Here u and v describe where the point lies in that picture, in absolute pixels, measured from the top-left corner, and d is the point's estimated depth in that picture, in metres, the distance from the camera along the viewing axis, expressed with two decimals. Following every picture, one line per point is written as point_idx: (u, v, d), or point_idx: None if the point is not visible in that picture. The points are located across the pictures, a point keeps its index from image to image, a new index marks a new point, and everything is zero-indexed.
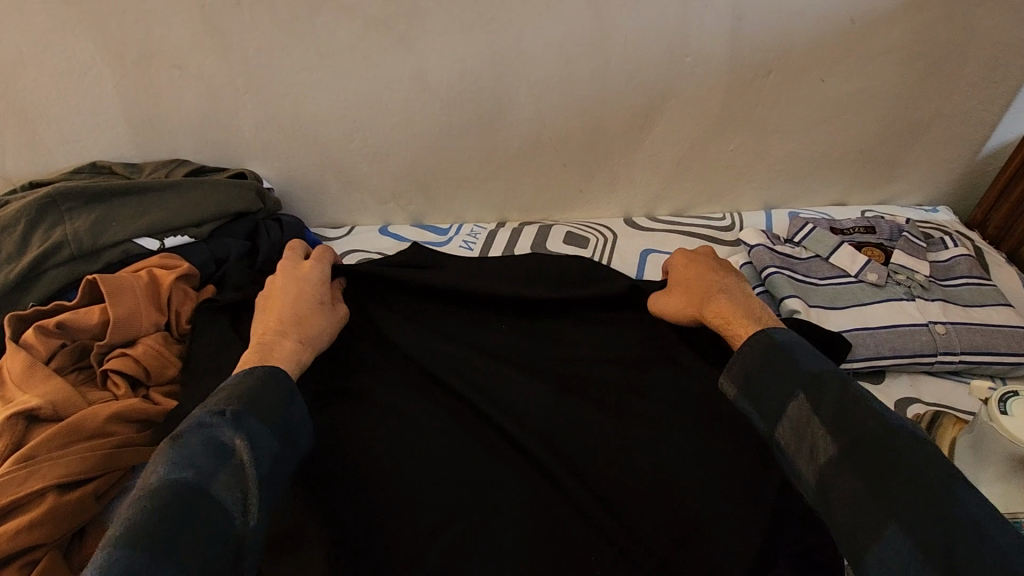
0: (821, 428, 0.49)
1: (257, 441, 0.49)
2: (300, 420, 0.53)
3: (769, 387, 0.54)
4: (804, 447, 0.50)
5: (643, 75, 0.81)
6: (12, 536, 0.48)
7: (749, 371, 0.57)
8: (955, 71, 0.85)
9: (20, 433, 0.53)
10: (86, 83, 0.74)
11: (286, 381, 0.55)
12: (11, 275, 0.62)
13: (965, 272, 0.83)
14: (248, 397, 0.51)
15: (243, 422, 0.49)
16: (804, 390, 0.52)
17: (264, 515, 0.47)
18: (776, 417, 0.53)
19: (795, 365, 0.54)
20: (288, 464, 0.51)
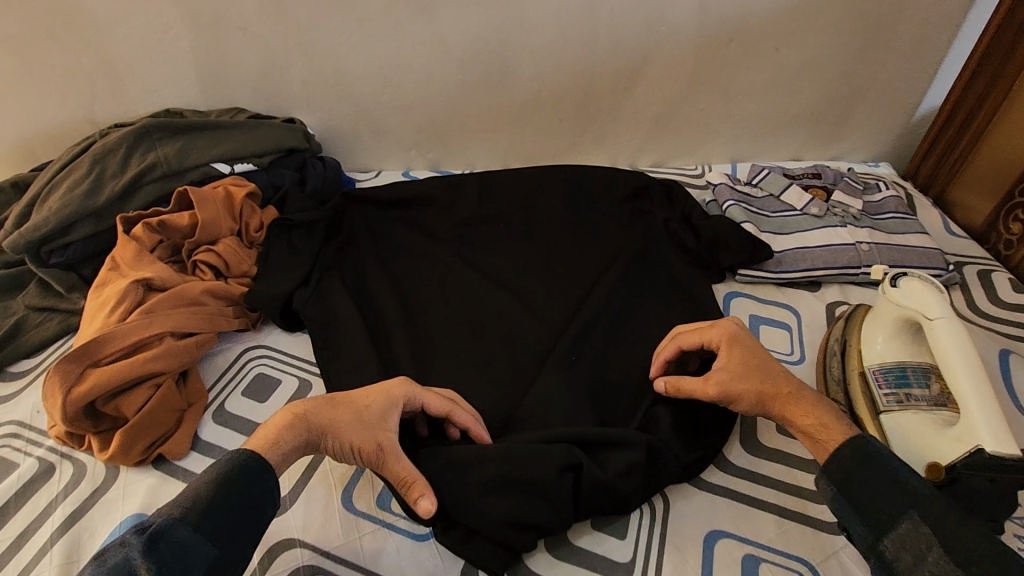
0: (943, 557, 0.47)
1: (176, 560, 0.44)
2: (255, 511, 0.50)
3: (879, 499, 0.52)
4: (921, 568, 0.48)
5: (626, 41, 0.97)
6: (144, 362, 0.64)
7: (850, 472, 0.54)
8: (887, 43, 1.02)
9: (140, 296, 0.69)
10: (168, 41, 0.90)
11: (258, 468, 0.51)
12: (118, 187, 0.78)
13: (893, 209, 1.00)
14: (190, 499, 0.48)
15: (162, 540, 0.44)
16: (920, 509, 0.49)
17: None
18: (881, 528, 0.51)
19: (903, 479, 0.52)
20: (233, 568, 0.47)
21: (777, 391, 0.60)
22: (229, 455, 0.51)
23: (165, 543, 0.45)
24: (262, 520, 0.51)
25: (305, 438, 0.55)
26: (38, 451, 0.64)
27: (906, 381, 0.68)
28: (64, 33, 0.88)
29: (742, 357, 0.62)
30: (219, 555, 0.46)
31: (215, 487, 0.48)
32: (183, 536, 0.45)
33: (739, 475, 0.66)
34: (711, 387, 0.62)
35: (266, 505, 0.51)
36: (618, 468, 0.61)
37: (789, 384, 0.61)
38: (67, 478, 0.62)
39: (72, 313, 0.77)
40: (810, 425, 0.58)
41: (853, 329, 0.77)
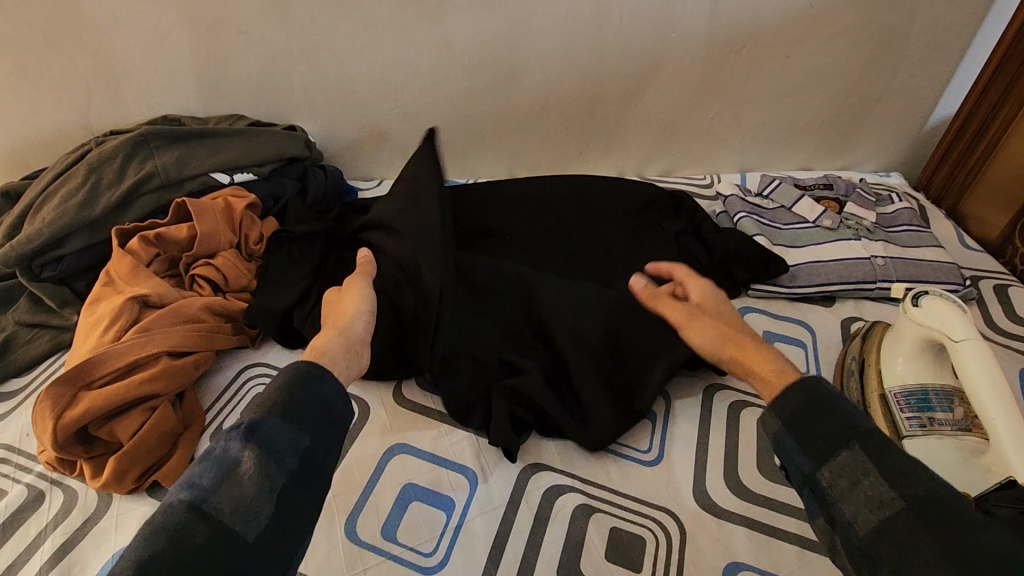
0: (882, 484, 0.42)
1: (273, 453, 0.43)
2: (333, 409, 0.48)
3: (819, 430, 0.46)
4: (858, 496, 0.43)
5: (636, 47, 0.95)
6: (139, 385, 0.61)
7: (792, 405, 0.47)
8: (901, 50, 1.00)
9: (135, 313, 0.66)
10: (167, 46, 0.88)
11: (320, 373, 0.48)
12: (114, 197, 0.76)
13: (907, 221, 0.97)
14: (277, 398, 0.45)
15: (256, 435, 0.43)
16: (860, 440, 0.44)
17: (288, 522, 0.43)
18: (821, 456, 0.45)
19: (843, 406, 0.46)
20: (326, 458, 0.46)
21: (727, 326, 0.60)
22: (291, 363, 0.48)
23: (257, 440, 0.43)
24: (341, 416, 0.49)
25: (347, 340, 0.57)
26: (27, 477, 0.62)
27: (929, 404, 0.66)
28: (58, 36, 0.86)
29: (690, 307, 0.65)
30: (310, 450, 0.45)
31: (293, 388, 0.46)
32: (276, 433, 0.44)
33: (756, 502, 0.64)
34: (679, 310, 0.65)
35: (342, 403, 0.49)
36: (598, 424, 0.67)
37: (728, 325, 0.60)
38: (58, 506, 0.59)
39: (64, 329, 0.74)
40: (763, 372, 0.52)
41: (871, 349, 0.74)
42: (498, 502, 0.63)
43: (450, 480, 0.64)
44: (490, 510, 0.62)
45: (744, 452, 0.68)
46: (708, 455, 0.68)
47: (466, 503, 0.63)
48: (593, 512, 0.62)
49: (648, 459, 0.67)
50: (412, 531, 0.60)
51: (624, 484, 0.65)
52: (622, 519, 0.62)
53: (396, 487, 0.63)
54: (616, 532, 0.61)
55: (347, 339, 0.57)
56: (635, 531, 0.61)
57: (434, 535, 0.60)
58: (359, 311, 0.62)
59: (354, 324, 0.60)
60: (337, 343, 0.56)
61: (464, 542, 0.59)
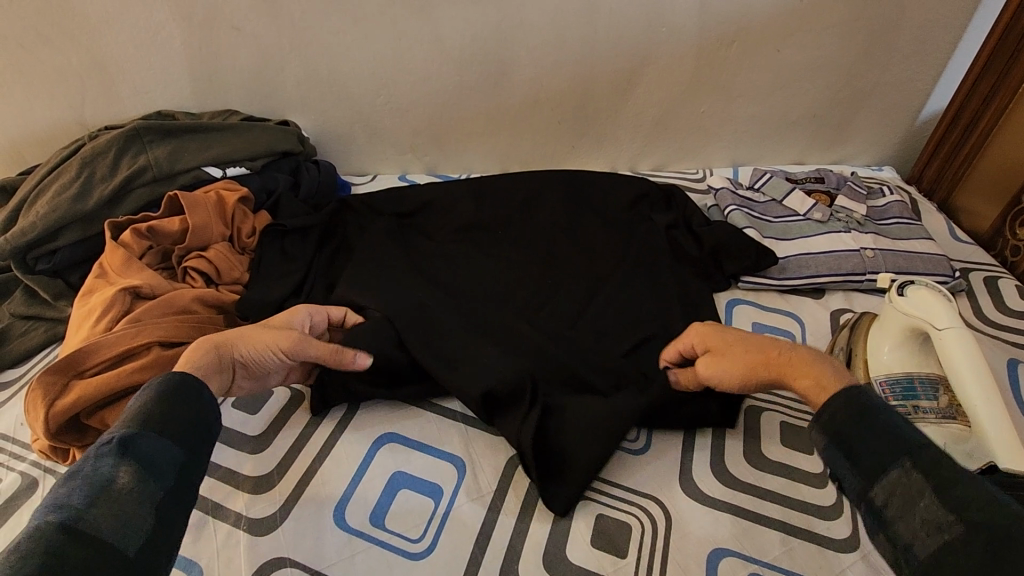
0: (938, 504, 0.41)
1: (150, 462, 0.45)
2: (204, 427, 0.51)
3: (869, 446, 0.46)
4: (914, 516, 0.42)
5: (626, 41, 0.96)
6: (130, 373, 0.62)
7: (840, 419, 0.49)
8: (891, 44, 1.00)
9: (127, 304, 0.67)
10: (160, 41, 0.89)
11: (198, 387, 0.53)
12: (107, 191, 0.76)
13: (897, 213, 0.98)
14: (146, 415, 0.48)
15: (131, 448, 0.45)
16: (911, 456, 0.44)
17: (167, 535, 0.44)
18: (872, 475, 0.45)
19: (893, 425, 0.46)
20: (197, 472, 0.49)
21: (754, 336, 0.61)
22: (163, 376, 0.52)
23: (133, 452, 0.45)
24: (209, 435, 0.52)
25: (215, 356, 0.59)
26: (21, 466, 0.62)
27: (914, 393, 0.67)
28: (52, 33, 0.87)
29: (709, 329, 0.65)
30: (186, 460, 0.48)
31: (166, 400, 0.49)
32: (153, 443, 0.46)
33: (741, 489, 0.64)
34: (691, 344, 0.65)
35: (214, 416, 0.53)
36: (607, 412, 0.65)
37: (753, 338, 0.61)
38: (51, 493, 0.60)
39: (58, 321, 0.75)
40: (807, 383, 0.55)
41: (858, 339, 0.75)
42: (485, 490, 0.63)
43: (438, 468, 0.65)
44: (477, 497, 0.63)
45: (731, 440, 0.69)
46: (695, 444, 0.68)
47: (455, 491, 0.63)
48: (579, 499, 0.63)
49: (635, 447, 0.68)
50: (399, 518, 0.61)
51: (611, 472, 0.65)
52: (609, 506, 0.62)
53: (385, 475, 0.64)
54: (602, 519, 0.61)
55: (215, 357, 0.58)
56: (620, 518, 0.61)
57: (421, 522, 0.60)
58: (252, 349, 0.61)
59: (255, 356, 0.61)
60: (205, 360, 0.57)
61: (451, 529, 0.60)
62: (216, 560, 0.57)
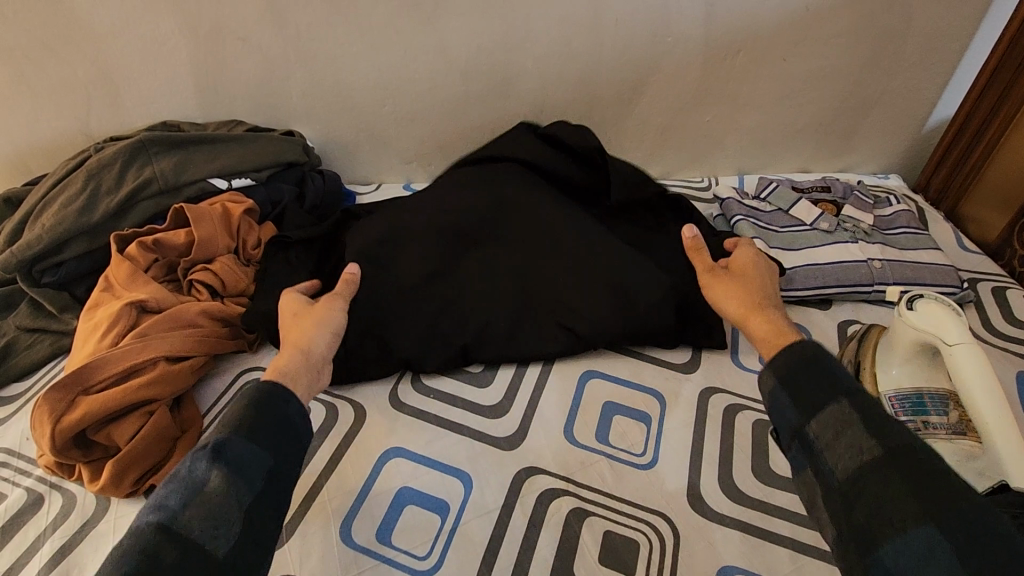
0: (865, 433, 0.45)
1: (240, 469, 0.46)
2: (294, 431, 0.52)
3: (811, 386, 0.50)
4: (841, 445, 0.46)
5: (632, 52, 0.95)
6: (136, 390, 0.61)
7: (789, 365, 0.53)
8: (898, 53, 0.99)
9: (133, 318, 0.67)
10: (166, 53, 0.89)
11: (284, 394, 0.53)
12: (112, 203, 0.76)
13: (905, 223, 0.97)
14: (239, 419, 0.49)
15: (222, 453, 0.46)
16: (850, 396, 0.48)
17: (258, 539, 0.46)
18: (810, 410, 0.49)
19: (835, 369, 0.50)
20: (288, 477, 0.50)
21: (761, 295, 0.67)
22: (257, 381, 0.54)
23: (223, 458, 0.46)
24: (300, 439, 0.53)
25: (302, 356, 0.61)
26: (26, 481, 0.62)
27: (924, 408, 0.67)
28: (58, 45, 0.87)
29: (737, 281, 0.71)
30: (276, 465, 0.49)
31: (255, 407, 0.50)
32: (242, 449, 0.47)
33: (750, 506, 0.64)
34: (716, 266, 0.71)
35: (302, 422, 0.54)
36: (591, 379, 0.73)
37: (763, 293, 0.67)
38: (57, 509, 0.60)
39: (64, 334, 0.75)
40: (765, 336, 0.59)
41: (866, 353, 0.74)
42: (491, 506, 0.63)
43: (444, 484, 0.65)
44: (484, 513, 0.62)
45: (739, 455, 0.68)
46: (703, 459, 0.68)
47: (462, 507, 0.63)
48: (587, 516, 0.62)
49: (643, 462, 0.67)
50: (406, 535, 0.60)
51: (618, 488, 0.65)
52: (616, 523, 0.62)
53: (391, 492, 0.64)
54: (610, 537, 0.61)
55: (304, 360, 0.61)
56: (628, 535, 0.61)
57: (428, 539, 0.60)
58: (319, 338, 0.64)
59: (315, 344, 0.63)
60: (294, 363, 0.59)
61: (458, 546, 0.60)
62: None
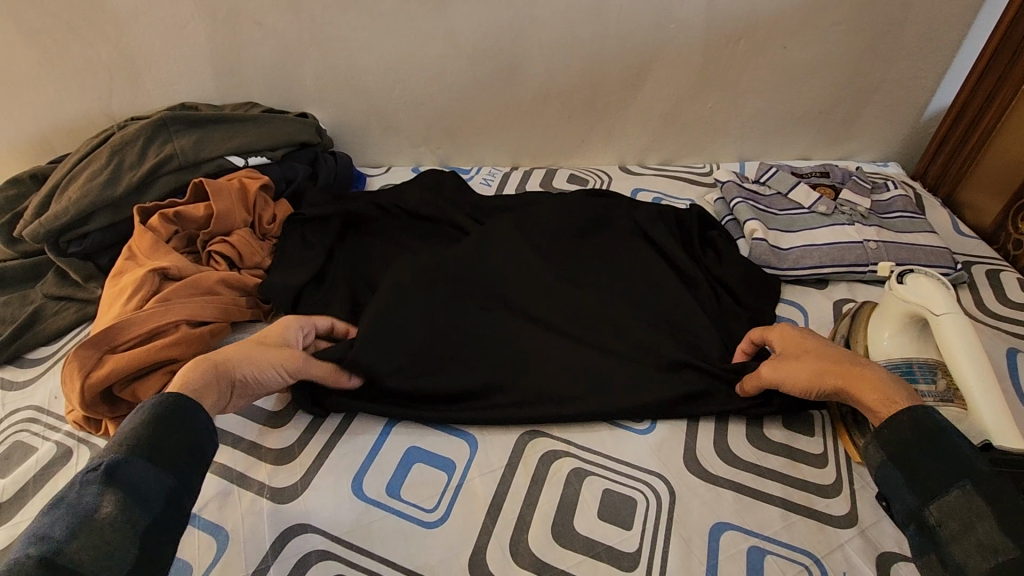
0: (997, 530, 0.47)
1: (135, 489, 0.47)
2: (199, 449, 0.53)
3: (926, 469, 0.53)
4: (968, 536, 0.48)
5: (636, 38, 0.98)
6: (159, 350, 0.65)
7: (902, 442, 0.55)
8: (896, 41, 1.02)
9: (156, 285, 0.70)
10: (186, 36, 0.92)
11: (188, 410, 0.53)
12: (135, 177, 0.80)
13: (900, 207, 0.99)
14: (139, 441, 0.50)
15: (117, 475, 0.47)
16: (975, 483, 0.50)
17: (151, 558, 0.46)
18: (932, 495, 0.52)
19: (956, 450, 0.52)
20: (187, 497, 0.51)
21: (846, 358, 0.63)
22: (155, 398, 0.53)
23: (117, 480, 0.47)
24: (205, 455, 0.54)
25: (213, 377, 0.58)
26: (56, 436, 0.66)
27: (913, 376, 0.68)
28: (83, 27, 0.90)
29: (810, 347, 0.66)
30: (175, 486, 0.50)
31: (156, 427, 0.51)
32: (138, 470, 0.48)
33: (743, 468, 0.66)
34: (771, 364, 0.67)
35: (208, 438, 0.54)
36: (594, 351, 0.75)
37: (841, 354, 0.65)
38: (85, 461, 0.63)
39: (88, 301, 0.78)
40: (876, 399, 0.58)
41: (858, 327, 0.77)
42: (496, 464, 0.66)
43: (450, 444, 0.68)
44: (489, 471, 0.65)
45: (733, 422, 0.71)
46: (698, 426, 0.70)
47: (467, 465, 0.66)
48: (587, 475, 0.65)
49: (641, 427, 0.70)
50: (415, 490, 0.63)
51: (617, 450, 0.68)
52: (615, 482, 0.65)
53: (400, 451, 0.67)
54: (609, 494, 0.64)
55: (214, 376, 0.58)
56: (626, 492, 0.64)
57: (436, 493, 0.63)
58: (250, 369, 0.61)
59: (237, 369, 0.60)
60: (201, 380, 0.57)
61: (464, 500, 0.63)
62: (241, 525, 0.60)
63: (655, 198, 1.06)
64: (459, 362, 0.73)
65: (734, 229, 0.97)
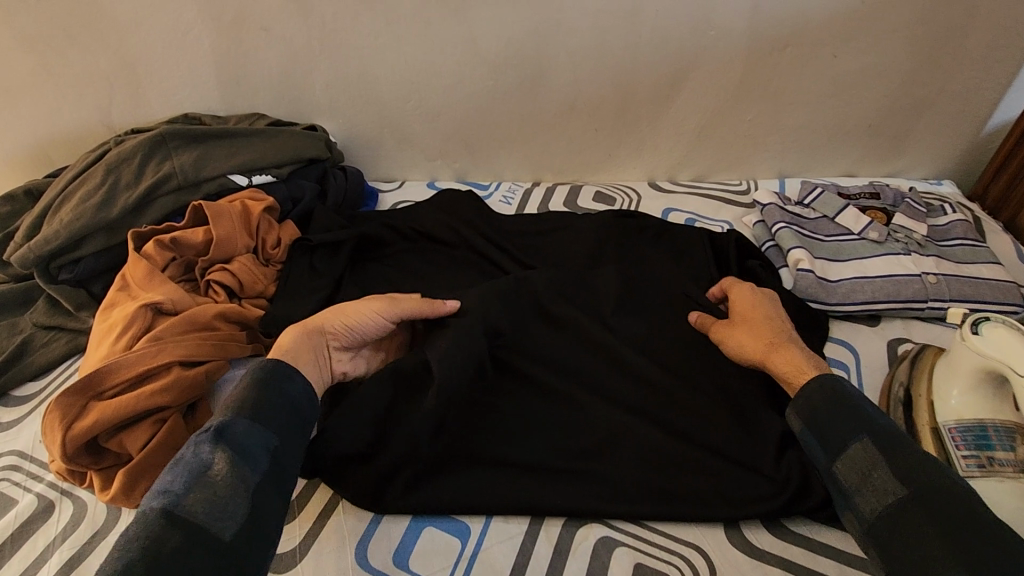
0: (891, 474, 0.48)
1: (244, 447, 0.49)
2: (298, 411, 0.55)
3: (835, 428, 0.53)
4: (869, 487, 0.49)
5: (673, 45, 0.90)
6: (148, 396, 0.59)
7: (817, 404, 0.55)
8: (959, 49, 0.92)
9: (148, 321, 0.65)
10: (189, 43, 0.86)
11: (285, 373, 0.56)
12: (131, 199, 0.74)
13: (960, 234, 0.90)
14: (243, 404, 0.52)
15: (226, 434, 0.49)
16: (874, 435, 0.50)
17: (268, 513, 0.48)
18: (836, 451, 0.52)
19: (866, 411, 0.52)
20: (291, 457, 0.53)
21: (781, 331, 0.66)
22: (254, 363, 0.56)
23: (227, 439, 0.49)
24: (304, 418, 0.56)
25: (308, 337, 0.63)
26: (38, 487, 0.61)
27: (987, 442, 0.60)
28: (81, 34, 0.85)
29: (754, 318, 0.68)
30: (279, 446, 0.52)
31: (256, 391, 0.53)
32: (244, 430, 0.50)
33: (793, 541, 0.59)
34: (721, 330, 0.69)
35: (305, 401, 0.57)
36: (623, 397, 0.67)
37: (783, 326, 0.67)
38: (66, 518, 0.58)
39: (80, 332, 0.73)
40: (788, 372, 0.61)
41: (921, 376, 0.70)
42: (515, 531, 0.60)
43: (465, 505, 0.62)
44: (506, 539, 0.59)
45: None
46: None
47: (483, 531, 0.60)
48: (616, 546, 0.59)
49: None
50: (425, 559, 0.57)
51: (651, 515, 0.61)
52: (648, 555, 0.58)
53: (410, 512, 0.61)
54: (641, 569, 0.57)
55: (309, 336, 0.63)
56: (660, 568, 0.57)
57: (448, 564, 0.57)
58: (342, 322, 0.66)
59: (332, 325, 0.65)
60: (296, 340, 0.62)
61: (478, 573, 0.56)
62: None
63: (688, 219, 0.98)
64: (474, 409, 0.66)
65: (776, 256, 0.89)
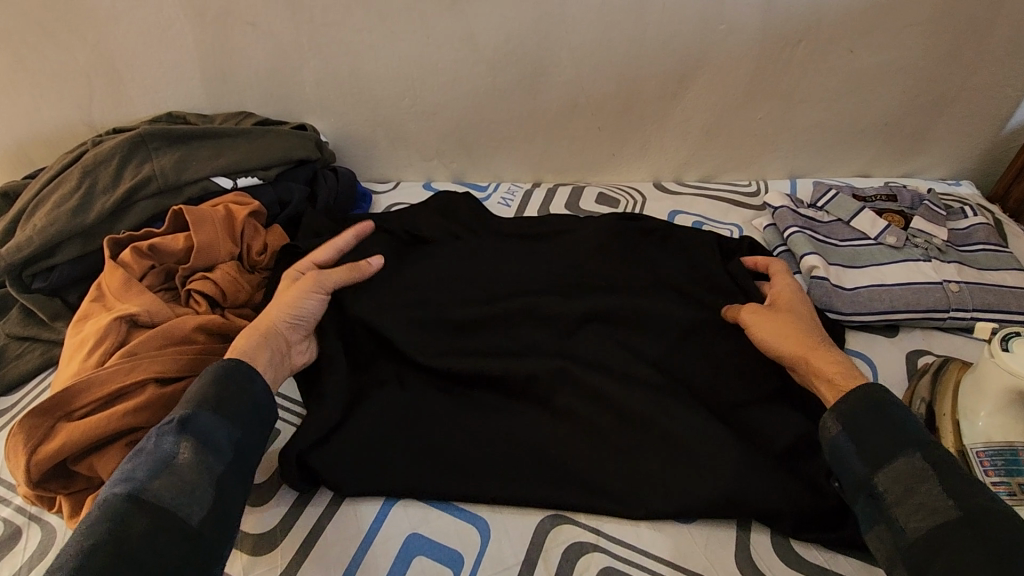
0: (940, 491, 0.44)
1: (206, 440, 0.48)
2: (265, 404, 0.54)
3: (877, 437, 0.49)
4: (913, 501, 0.45)
5: (680, 41, 0.86)
6: (119, 417, 0.55)
7: (854, 409, 0.52)
8: (983, 45, 0.87)
9: (123, 335, 0.61)
10: (171, 38, 0.82)
11: (249, 372, 0.54)
12: (108, 204, 0.70)
13: (982, 239, 0.85)
14: (206, 397, 0.51)
15: (188, 426, 0.48)
16: (923, 449, 0.47)
17: (231, 503, 0.48)
18: (878, 461, 0.48)
19: (907, 422, 0.49)
20: (255, 448, 0.52)
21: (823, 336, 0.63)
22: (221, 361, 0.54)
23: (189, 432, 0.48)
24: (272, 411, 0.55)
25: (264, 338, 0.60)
26: (5, 511, 0.57)
27: (1019, 467, 0.56)
28: (59, 29, 0.81)
29: (796, 318, 0.65)
30: (243, 439, 0.50)
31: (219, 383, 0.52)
32: (207, 422, 0.49)
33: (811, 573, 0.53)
34: (758, 320, 0.65)
35: (269, 397, 0.55)
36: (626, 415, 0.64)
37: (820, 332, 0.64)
38: (33, 546, 0.54)
39: (55, 344, 0.70)
40: (835, 374, 0.57)
41: (946, 393, 0.65)
42: (510, 562, 0.55)
43: (459, 532, 0.57)
44: (501, 571, 0.54)
45: None
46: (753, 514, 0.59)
47: (477, 562, 0.55)
48: None
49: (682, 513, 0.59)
50: None
51: None
52: None
53: (400, 539, 0.57)
54: None
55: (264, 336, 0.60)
56: None
57: None
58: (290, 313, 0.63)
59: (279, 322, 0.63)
60: (252, 344, 0.59)
61: None
62: None
63: (694, 222, 0.94)
64: None
65: (788, 261, 0.85)
